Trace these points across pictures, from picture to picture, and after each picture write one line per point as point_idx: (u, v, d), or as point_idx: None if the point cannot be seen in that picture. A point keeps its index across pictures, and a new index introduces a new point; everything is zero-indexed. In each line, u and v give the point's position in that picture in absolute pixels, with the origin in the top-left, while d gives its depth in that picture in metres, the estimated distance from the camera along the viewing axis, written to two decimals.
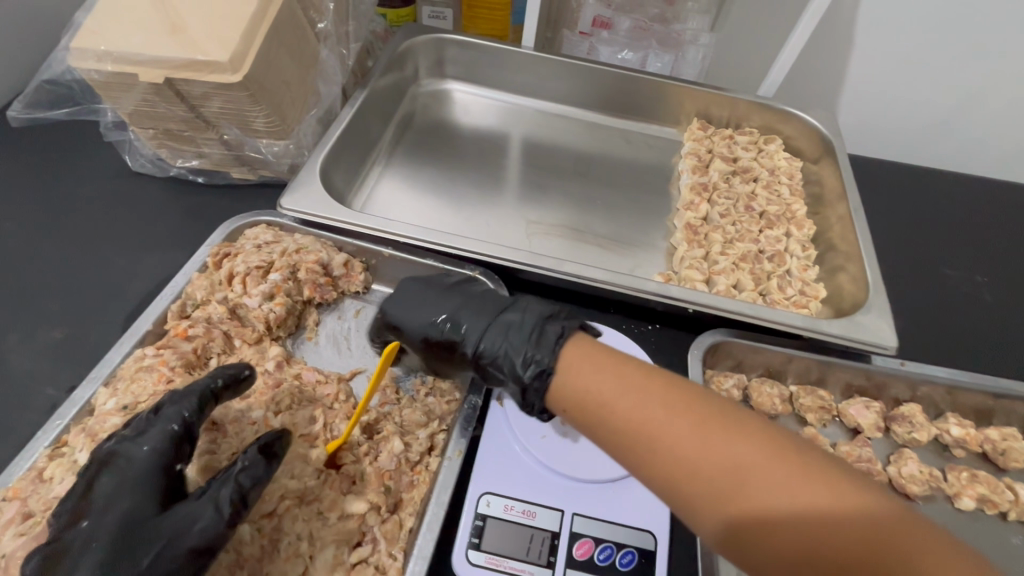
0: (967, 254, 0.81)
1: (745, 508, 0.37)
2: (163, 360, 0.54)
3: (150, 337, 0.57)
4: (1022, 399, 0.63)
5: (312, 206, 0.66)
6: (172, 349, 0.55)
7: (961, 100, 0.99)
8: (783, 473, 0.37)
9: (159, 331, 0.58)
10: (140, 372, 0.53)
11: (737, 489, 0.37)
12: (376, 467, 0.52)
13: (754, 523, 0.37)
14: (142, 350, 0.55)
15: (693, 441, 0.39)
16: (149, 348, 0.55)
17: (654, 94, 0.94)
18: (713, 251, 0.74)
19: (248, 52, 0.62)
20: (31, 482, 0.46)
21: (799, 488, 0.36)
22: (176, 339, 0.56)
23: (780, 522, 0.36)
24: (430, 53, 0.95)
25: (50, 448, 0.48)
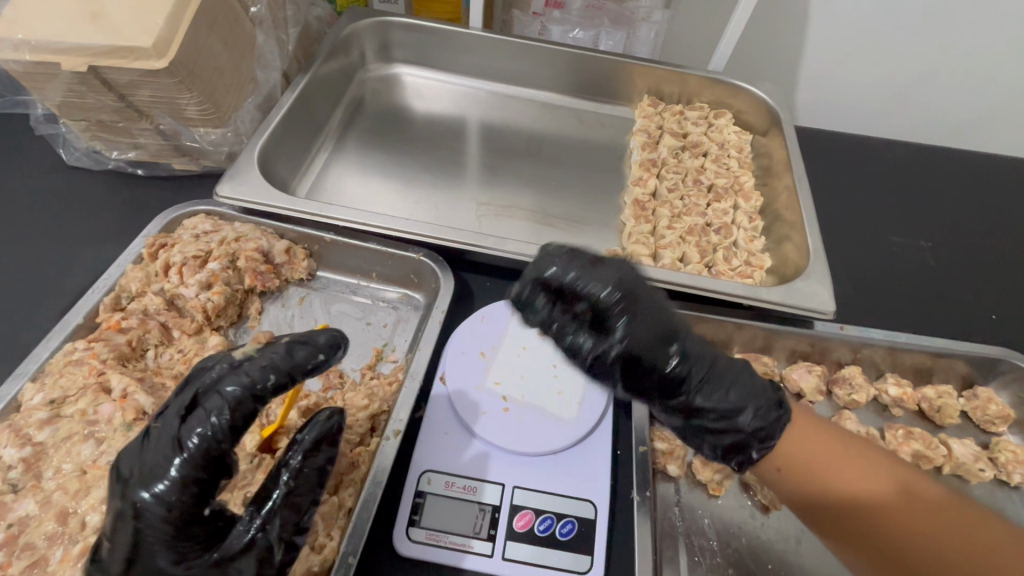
0: (912, 220, 0.82)
1: (862, 510, 0.46)
2: (94, 353, 0.53)
3: (82, 331, 0.56)
4: (957, 357, 0.64)
5: (250, 193, 0.65)
6: (104, 341, 0.54)
7: (909, 68, 1.01)
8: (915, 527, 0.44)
9: (91, 325, 0.57)
10: (69, 366, 0.52)
11: (833, 493, 0.47)
12: None
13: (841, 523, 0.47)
14: (72, 344, 0.54)
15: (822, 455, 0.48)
16: (79, 342, 0.54)
17: (607, 72, 0.94)
18: (659, 226, 0.75)
19: (173, 37, 0.60)
20: None
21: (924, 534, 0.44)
22: (108, 332, 0.55)
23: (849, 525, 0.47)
24: (376, 36, 0.93)
25: None
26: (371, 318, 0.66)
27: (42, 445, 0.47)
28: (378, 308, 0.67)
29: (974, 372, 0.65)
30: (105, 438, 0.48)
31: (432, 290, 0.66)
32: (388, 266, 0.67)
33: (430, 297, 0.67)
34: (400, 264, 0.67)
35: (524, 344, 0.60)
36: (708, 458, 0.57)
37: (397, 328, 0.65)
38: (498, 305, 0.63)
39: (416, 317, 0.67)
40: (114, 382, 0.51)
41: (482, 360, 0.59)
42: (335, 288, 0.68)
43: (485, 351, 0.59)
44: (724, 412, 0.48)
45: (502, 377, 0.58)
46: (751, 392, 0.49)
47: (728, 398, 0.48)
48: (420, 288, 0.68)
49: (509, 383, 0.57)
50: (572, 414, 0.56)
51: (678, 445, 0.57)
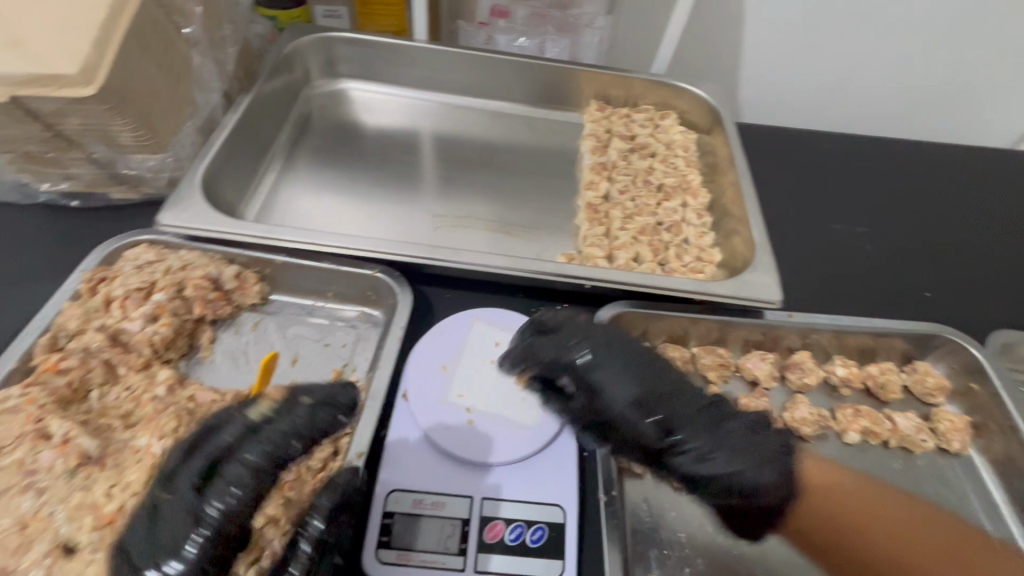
0: (849, 207, 0.87)
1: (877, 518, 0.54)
2: (31, 399, 0.50)
3: (17, 375, 0.53)
4: (896, 335, 0.68)
5: (194, 220, 0.63)
6: (41, 385, 0.51)
7: (838, 63, 1.07)
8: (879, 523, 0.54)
9: (27, 368, 0.54)
10: (5, 415, 0.49)
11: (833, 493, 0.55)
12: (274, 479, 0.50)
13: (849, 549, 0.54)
14: (7, 391, 0.51)
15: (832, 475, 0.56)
16: (15, 387, 0.51)
17: (555, 79, 0.95)
18: (613, 228, 0.76)
19: (102, 62, 0.58)
20: None
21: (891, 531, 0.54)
22: (46, 375, 0.52)
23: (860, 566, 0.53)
24: (321, 52, 0.92)
25: None
26: (329, 339, 0.65)
27: None
28: (336, 328, 0.66)
29: (913, 348, 0.69)
30: (46, 488, 0.45)
31: (390, 306, 0.66)
32: (343, 285, 0.66)
33: (388, 313, 0.66)
34: (356, 282, 0.66)
35: (485, 356, 0.60)
36: None
37: (357, 347, 0.64)
38: (458, 317, 0.63)
39: (375, 334, 0.66)
40: (54, 428, 0.48)
41: (443, 373, 0.59)
42: (289, 311, 0.67)
43: (446, 364, 0.59)
44: (733, 473, 0.50)
45: (465, 389, 0.58)
46: (763, 452, 0.51)
47: (734, 454, 0.51)
48: (378, 304, 0.67)
49: (472, 395, 0.57)
50: (536, 420, 0.56)
51: None
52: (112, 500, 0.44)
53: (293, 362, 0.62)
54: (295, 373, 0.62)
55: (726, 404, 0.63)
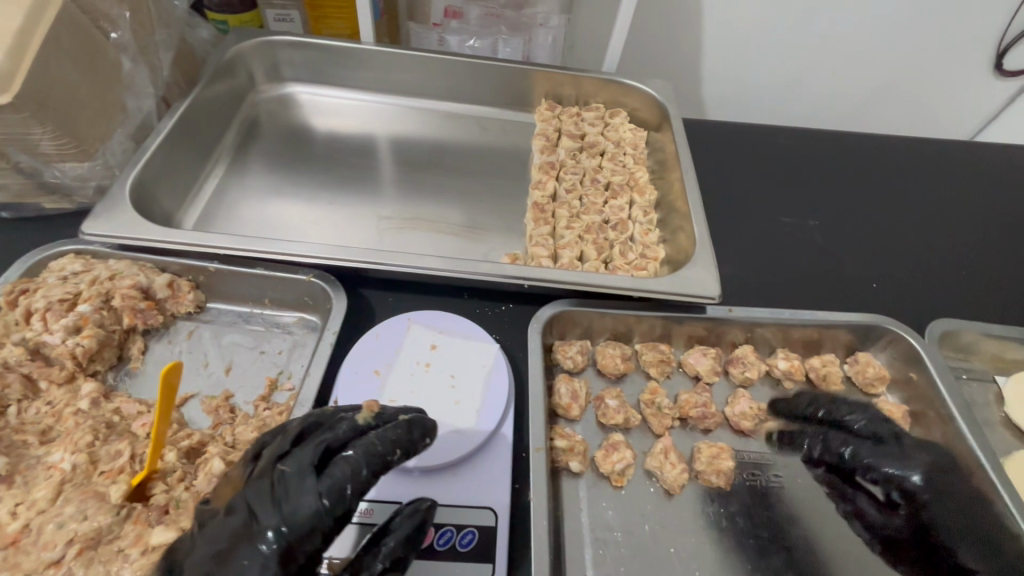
0: (797, 201, 0.87)
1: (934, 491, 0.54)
2: None
3: None
4: (837, 327, 0.68)
5: (121, 229, 0.62)
6: None
7: (790, 59, 1.08)
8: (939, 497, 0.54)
9: None
10: None
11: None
12: (192, 492, 0.48)
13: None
14: None
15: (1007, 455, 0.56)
16: None
17: (506, 78, 0.95)
18: (558, 227, 0.76)
19: (17, 70, 0.57)
20: None
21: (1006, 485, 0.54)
22: None
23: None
24: (266, 56, 0.91)
25: None
26: (265, 346, 0.64)
27: None
28: (273, 334, 0.65)
29: (855, 339, 0.70)
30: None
31: (326, 311, 0.65)
32: (279, 291, 0.65)
33: (325, 318, 0.65)
34: (291, 288, 0.65)
35: (420, 359, 0.60)
36: (608, 451, 0.58)
37: (293, 354, 0.63)
38: (394, 321, 0.62)
39: (313, 339, 0.65)
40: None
41: (377, 378, 0.58)
42: (225, 319, 0.66)
43: (380, 369, 0.58)
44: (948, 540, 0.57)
45: (397, 393, 0.57)
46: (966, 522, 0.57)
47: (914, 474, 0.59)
48: (316, 309, 0.66)
49: (405, 399, 0.57)
50: (470, 423, 0.55)
51: (578, 441, 0.58)
52: (17, 518, 0.43)
53: (226, 371, 0.61)
54: (229, 382, 0.60)
55: (665, 400, 0.63)
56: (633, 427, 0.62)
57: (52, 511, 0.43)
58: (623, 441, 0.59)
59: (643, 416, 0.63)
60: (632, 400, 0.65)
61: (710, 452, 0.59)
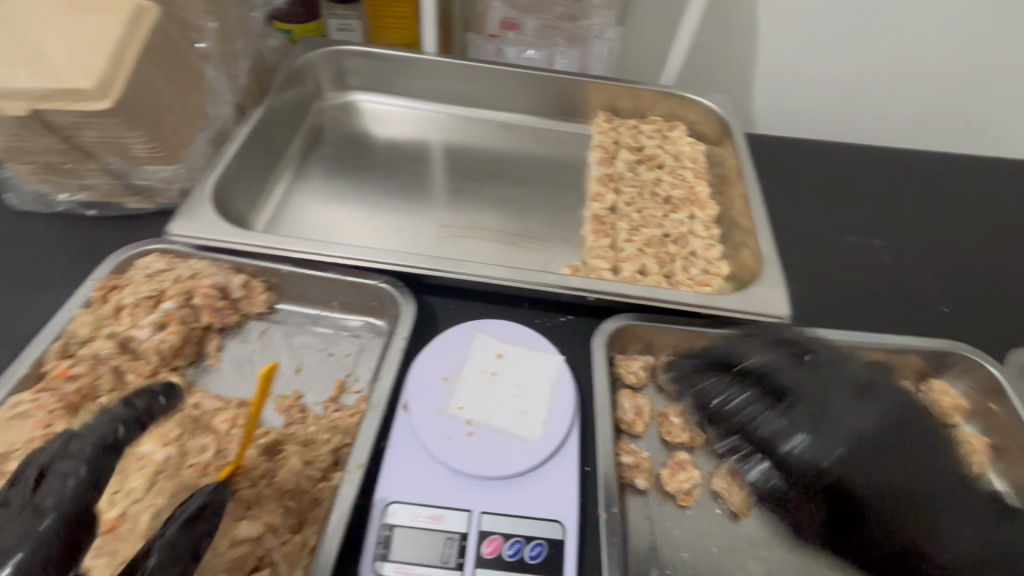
0: (862, 219, 0.85)
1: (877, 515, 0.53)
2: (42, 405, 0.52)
3: (29, 381, 0.55)
4: (910, 352, 0.66)
5: (204, 230, 0.64)
6: (51, 391, 0.53)
7: (851, 73, 1.05)
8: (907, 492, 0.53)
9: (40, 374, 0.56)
10: (17, 419, 0.51)
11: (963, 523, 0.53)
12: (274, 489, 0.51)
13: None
14: (20, 396, 0.52)
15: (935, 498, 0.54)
16: (27, 393, 0.53)
17: (562, 91, 0.96)
18: (619, 239, 0.76)
19: (115, 77, 0.60)
20: None
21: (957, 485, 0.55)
22: (56, 380, 0.54)
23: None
24: (334, 65, 0.94)
25: None
26: (333, 348, 0.65)
27: None
28: (341, 337, 0.66)
29: (927, 365, 0.67)
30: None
31: (393, 316, 0.66)
32: (347, 295, 0.67)
33: (391, 323, 0.66)
34: (360, 292, 0.66)
35: (486, 368, 0.60)
36: (675, 469, 0.58)
37: (360, 357, 0.65)
38: (459, 328, 0.63)
39: (379, 343, 0.66)
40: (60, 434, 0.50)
41: (444, 385, 0.59)
42: (295, 320, 0.67)
43: (447, 376, 0.59)
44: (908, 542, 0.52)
45: (465, 401, 0.57)
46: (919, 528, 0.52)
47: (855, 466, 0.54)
48: (382, 314, 0.67)
49: (472, 407, 0.57)
50: (537, 434, 0.55)
51: (644, 458, 0.57)
52: (114, 506, 0.46)
53: (297, 371, 0.63)
54: (299, 381, 0.62)
55: (732, 420, 0.62)
56: (698, 446, 0.62)
57: (146, 502, 0.47)
58: (689, 461, 0.59)
59: (706, 435, 0.63)
60: (695, 418, 0.64)
61: (778, 476, 0.58)
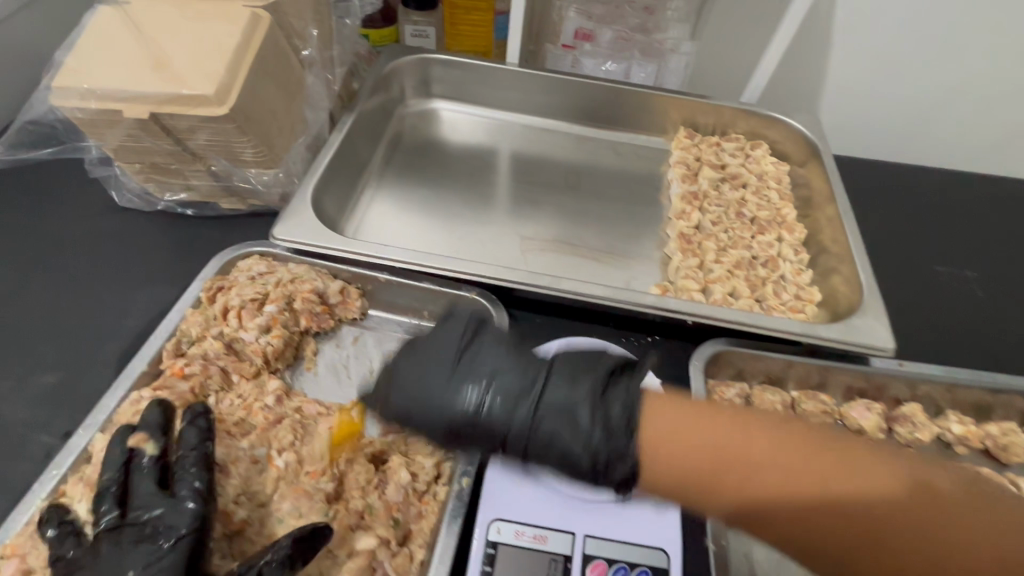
0: (956, 249, 0.82)
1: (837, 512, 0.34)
2: None
3: (145, 379, 0.56)
4: (1020, 393, 0.63)
5: (305, 235, 0.65)
6: (168, 390, 0.54)
7: (937, 95, 1.02)
8: (802, 460, 0.35)
9: (154, 372, 0.57)
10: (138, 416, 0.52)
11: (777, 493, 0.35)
12: (383, 500, 0.52)
13: (716, 489, 0.36)
14: (139, 394, 0.54)
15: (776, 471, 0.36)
16: (145, 390, 0.54)
17: (640, 105, 0.95)
18: (707, 259, 0.75)
19: (233, 84, 0.61)
20: (29, 538, 0.46)
21: (870, 485, 0.35)
22: (172, 379, 0.55)
23: (826, 509, 0.34)
24: (417, 73, 0.95)
25: (48, 499, 0.48)
26: None
27: None
28: None
29: None
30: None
31: None
32: (441, 307, 0.67)
33: None
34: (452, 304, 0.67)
35: None
36: None
37: None
38: (553, 345, 0.63)
39: None
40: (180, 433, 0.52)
41: None
42: (386, 328, 0.68)
43: None
44: None
45: None
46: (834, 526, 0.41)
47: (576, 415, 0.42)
48: None
49: None
50: None
51: None
52: (240, 507, 0.50)
53: None
54: None
55: None
56: None
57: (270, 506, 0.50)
58: None
59: None
60: None
61: None
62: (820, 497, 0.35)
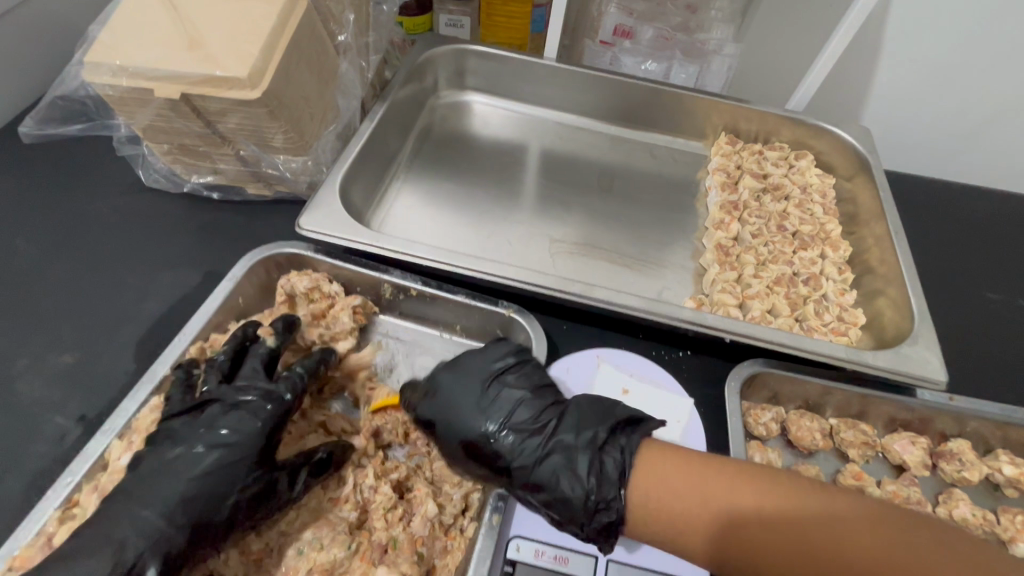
0: (1010, 276, 0.77)
1: (780, 543, 0.41)
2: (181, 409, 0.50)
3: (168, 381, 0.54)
4: None
5: (332, 226, 0.63)
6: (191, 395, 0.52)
7: (996, 112, 0.96)
8: (748, 494, 0.43)
9: None
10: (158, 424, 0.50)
11: (726, 517, 0.43)
12: (409, 533, 0.50)
13: (680, 526, 0.44)
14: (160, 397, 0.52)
15: (716, 491, 0.44)
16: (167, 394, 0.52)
17: (680, 108, 0.91)
18: (745, 274, 0.72)
19: (267, 68, 0.59)
20: (40, 549, 0.44)
21: (787, 512, 0.42)
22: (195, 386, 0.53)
23: (713, 521, 0.43)
24: (451, 64, 0.93)
25: (60, 510, 0.46)
26: None
27: None
28: None
29: None
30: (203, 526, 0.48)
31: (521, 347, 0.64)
32: (474, 319, 0.65)
33: None
34: (487, 318, 0.65)
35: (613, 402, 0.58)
36: None
37: None
38: (584, 355, 0.61)
39: None
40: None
41: None
42: (417, 343, 0.67)
43: None
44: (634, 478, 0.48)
45: None
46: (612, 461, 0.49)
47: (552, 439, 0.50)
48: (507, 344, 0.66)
49: None
50: None
51: None
52: (259, 539, 0.49)
53: None
54: None
55: (873, 488, 0.58)
56: None
57: (291, 535, 0.49)
58: None
59: None
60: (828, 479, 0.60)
61: None
62: (722, 514, 0.43)
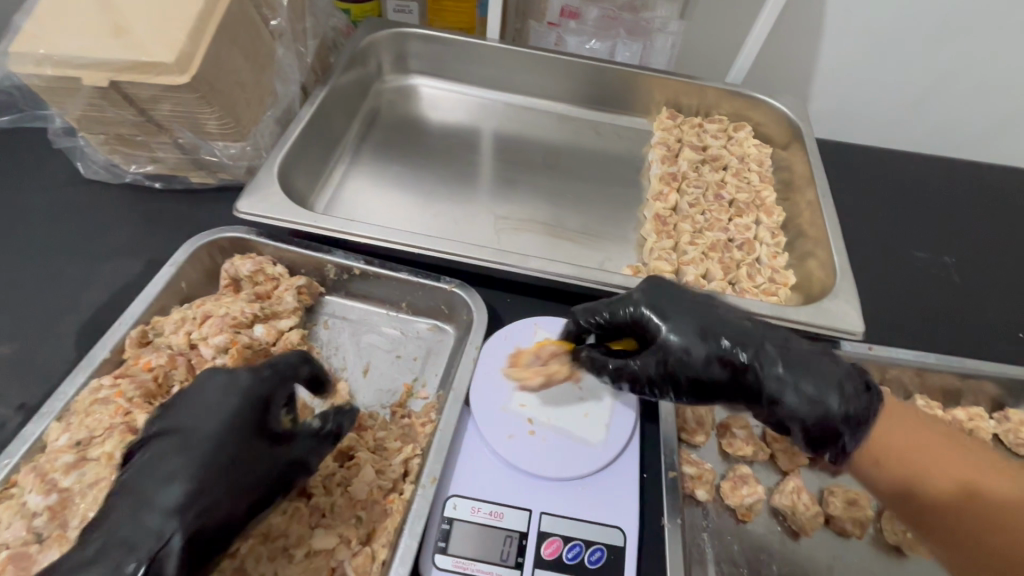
0: (934, 234, 0.81)
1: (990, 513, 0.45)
2: (120, 392, 0.51)
3: (108, 366, 0.55)
4: (986, 378, 0.63)
5: (271, 209, 0.64)
6: (130, 378, 0.53)
7: (926, 80, 1.00)
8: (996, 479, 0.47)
9: (117, 359, 0.56)
10: (95, 405, 0.50)
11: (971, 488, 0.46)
12: (350, 497, 0.52)
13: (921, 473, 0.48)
14: (98, 381, 0.52)
15: (960, 462, 0.47)
16: (105, 378, 0.53)
17: (625, 84, 0.93)
18: (681, 241, 0.74)
19: (196, 52, 0.59)
20: None
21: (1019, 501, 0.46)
22: (135, 368, 0.54)
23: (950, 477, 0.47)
24: (394, 47, 0.93)
25: None
26: (401, 351, 0.66)
27: (68, 491, 0.46)
28: (409, 339, 0.67)
29: (1004, 393, 0.64)
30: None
31: (464, 321, 0.66)
32: (418, 296, 0.67)
33: (461, 329, 0.67)
34: (431, 294, 0.66)
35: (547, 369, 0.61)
36: (737, 483, 0.58)
37: (428, 361, 0.66)
38: (521, 324, 0.63)
39: (447, 350, 0.67)
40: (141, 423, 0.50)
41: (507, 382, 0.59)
42: (363, 320, 0.68)
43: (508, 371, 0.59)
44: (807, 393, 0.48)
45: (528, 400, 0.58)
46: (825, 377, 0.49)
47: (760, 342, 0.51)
48: (451, 319, 0.68)
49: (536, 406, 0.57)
50: (599, 438, 0.55)
51: (706, 470, 0.58)
52: None
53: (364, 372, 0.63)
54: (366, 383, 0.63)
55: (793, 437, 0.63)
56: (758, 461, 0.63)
57: None
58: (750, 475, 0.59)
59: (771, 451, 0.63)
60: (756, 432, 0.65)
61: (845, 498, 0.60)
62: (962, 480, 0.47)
